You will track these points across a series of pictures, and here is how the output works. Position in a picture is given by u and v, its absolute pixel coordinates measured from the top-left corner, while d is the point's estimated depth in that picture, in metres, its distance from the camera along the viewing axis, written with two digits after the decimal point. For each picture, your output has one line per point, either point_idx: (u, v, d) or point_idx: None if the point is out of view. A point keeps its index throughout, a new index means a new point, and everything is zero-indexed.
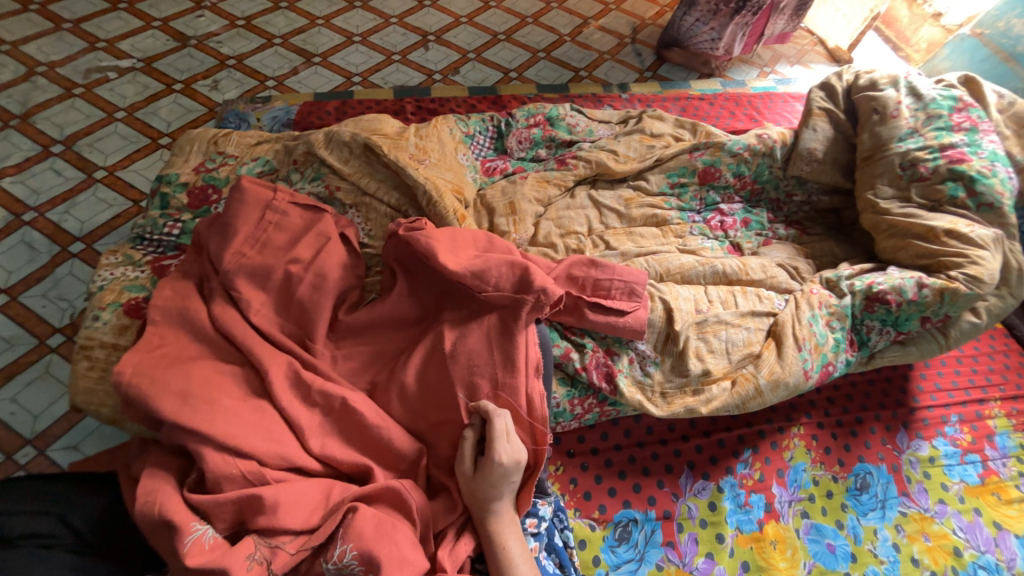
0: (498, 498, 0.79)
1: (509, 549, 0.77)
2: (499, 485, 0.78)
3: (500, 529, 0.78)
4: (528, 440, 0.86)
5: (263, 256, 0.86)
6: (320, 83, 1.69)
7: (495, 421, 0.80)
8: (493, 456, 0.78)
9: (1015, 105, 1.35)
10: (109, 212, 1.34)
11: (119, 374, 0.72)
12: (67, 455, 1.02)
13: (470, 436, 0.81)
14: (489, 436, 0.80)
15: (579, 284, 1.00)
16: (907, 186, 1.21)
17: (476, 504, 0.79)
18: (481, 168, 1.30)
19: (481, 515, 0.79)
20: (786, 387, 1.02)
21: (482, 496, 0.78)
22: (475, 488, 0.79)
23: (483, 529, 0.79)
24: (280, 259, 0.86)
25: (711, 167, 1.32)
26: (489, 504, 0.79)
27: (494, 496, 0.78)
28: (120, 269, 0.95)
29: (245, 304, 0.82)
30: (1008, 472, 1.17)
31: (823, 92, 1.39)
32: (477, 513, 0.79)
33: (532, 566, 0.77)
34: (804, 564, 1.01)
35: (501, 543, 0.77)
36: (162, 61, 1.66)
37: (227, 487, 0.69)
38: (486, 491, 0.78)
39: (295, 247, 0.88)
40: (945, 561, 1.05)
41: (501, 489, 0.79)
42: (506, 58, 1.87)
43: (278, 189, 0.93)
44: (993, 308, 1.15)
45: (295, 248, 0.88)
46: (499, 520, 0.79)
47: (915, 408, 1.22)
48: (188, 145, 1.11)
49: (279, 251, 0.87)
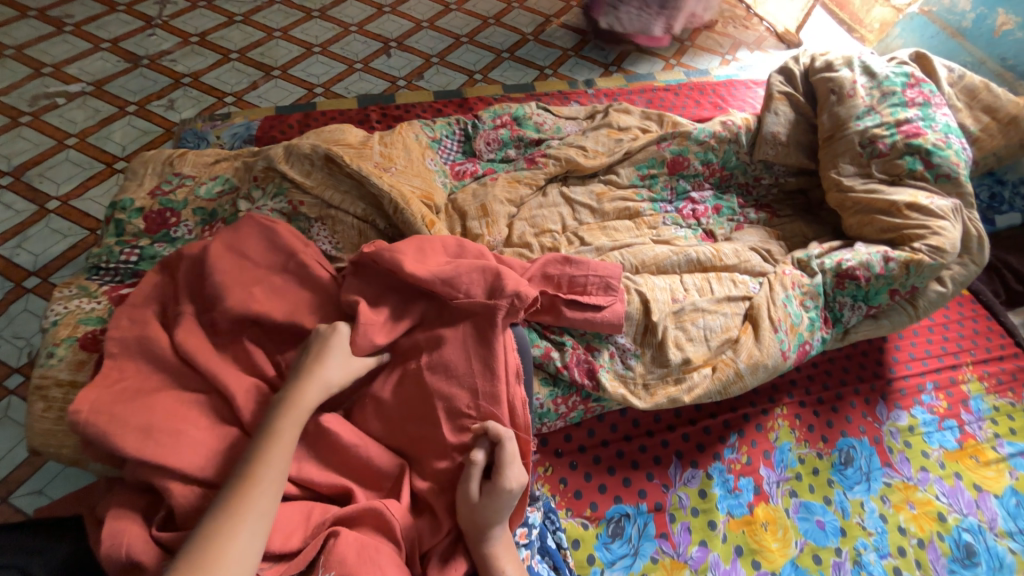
0: (499, 520, 0.75)
1: (505, 571, 0.74)
2: (501, 509, 0.75)
3: (496, 550, 0.75)
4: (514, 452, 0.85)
5: (225, 297, 0.80)
6: (281, 96, 1.65)
7: (507, 443, 0.77)
8: (503, 479, 0.74)
9: (964, 78, 1.40)
10: (64, 242, 1.29)
11: (75, 413, 0.69)
12: (33, 501, 0.98)
13: (480, 456, 0.76)
14: (501, 459, 0.76)
15: (555, 283, 0.99)
16: (868, 163, 1.23)
17: (473, 525, 0.75)
18: (451, 172, 1.29)
19: (477, 537, 0.75)
20: (765, 369, 1.02)
21: (480, 520, 0.75)
22: (476, 511, 0.75)
23: (477, 551, 0.75)
24: (246, 299, 0.81)
25: (679, 157, 1.33)
26: (488, 527, 0.75)
27: (493, 519, 0.75)
28: (75, 301, 0.91)
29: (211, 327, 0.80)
30: (985, 434, 1.21)
31: (781, 76, 1.42)
32: (472, 535, 0.76)
33: None
34: (795, 543, 1.02)
35: (497, 565, 0.74)
36: (114, 84, 1.60)
37: (196, 520, 0.67)
38: (486, 514, 0.74)
39: (259, 288, 0.83)
40: (930, 527, 1.07)
41: (504, 511, 0.75)
42: (470, 60, 1.86)
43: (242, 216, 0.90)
44: (958, 276, 1.17)
45: (259, 288, 0.83)
46: (495, 541, 0.76)
47: (892, 378, 1.24)
48: (142, 167, 1.06)
49: (242, 287, 0.82)
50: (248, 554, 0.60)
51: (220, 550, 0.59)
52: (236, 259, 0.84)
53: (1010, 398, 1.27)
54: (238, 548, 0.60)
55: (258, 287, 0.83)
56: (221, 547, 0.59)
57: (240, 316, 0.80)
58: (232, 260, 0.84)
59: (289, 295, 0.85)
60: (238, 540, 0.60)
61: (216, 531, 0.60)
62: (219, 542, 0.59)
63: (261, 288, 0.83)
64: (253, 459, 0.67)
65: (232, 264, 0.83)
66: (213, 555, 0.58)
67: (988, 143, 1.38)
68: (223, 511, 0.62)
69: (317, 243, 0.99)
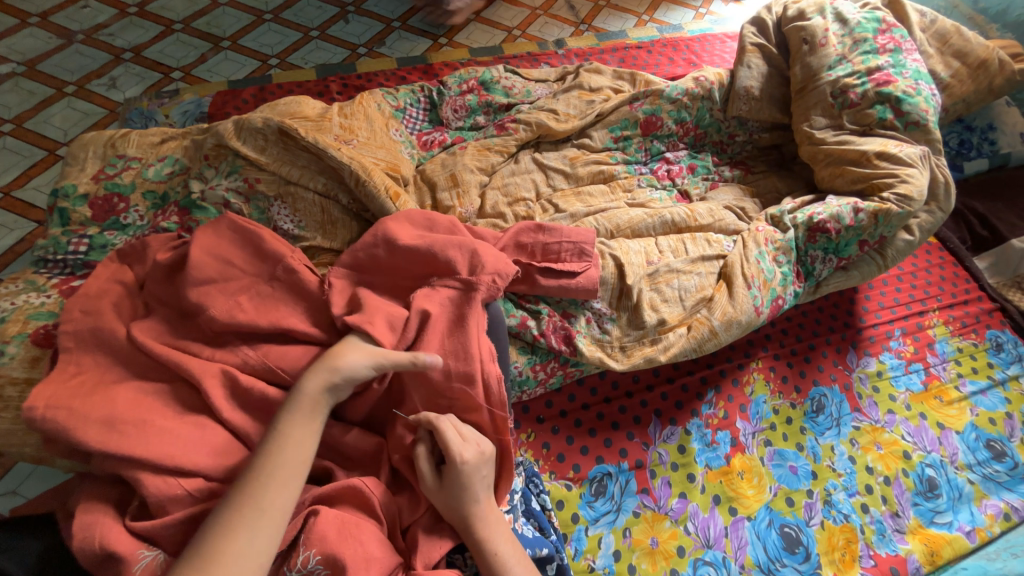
0: (471, 502, 0.74)
1: (497, 552, 0.73)
2: (463, 490, 0.74)
3: (486, 533, 0.74)
4: (490, 429, 0.82)
5: (210, 306, 0.77)
6: (233, 70, 1.55)
7: (441, 428, 0.75)
8: (451, 462, 0.74)
9: (936, 23, 1.38)
10: (11, 237, 1.22)
11: (31, 410, 0.66)
12: (7, 502, 0.96)
13: (420, 449, 0.76)
14: (442, 443, 0.75)
15: (529, 251, 0.98)
16: (839, 114, 1.22)
17: (452, 515, 0.74)
18: (418, 142, 1.25)
19: (460, 525, 0.74)
20: (739, 325, 1.03)
21: (452, 507, 0.74)
22: (441, 501, 0.74)
23: (468, 538, 0.74)
24: (233, 309, 0.77)
25: (652, 116, 1.30)
26: (463, 511, 0.74)
27: (463, 503, 0.74)
28: (23, 296, 0.86)
29: (189, 325, 0.78)
30: (949, 375, 1.26)
31: (754, 28, 1.38)
32: (456, 523, 0.75)
33: (526, 565, 0.73)
34: (770, 488, 1.06)
35: (489, 548, 0.73)
36: (47, 63, 1.48)
37: (173, 508, 0.66)
38: (453, 499, 0.74)
39: (247, 297, 0.79)
40: (896, 465, 1.12)
41: (470, 491, 0.74)
42: (433, 23, 1.76)
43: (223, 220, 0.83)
44: (925, 224, 1.18)
45: (248, 297, 0.79)
46: (480, 524, 0.74)
47: (862, 327, 1.28)
48: (82, 151, 1.00)
49: (228, 296, 0.79)
50: (248, 555, 0.60)
51: (231, 550, 0.59)
52: (221, 265, 0.80)
53: (973, 340, 1.32)
54: (238, 547, 0.60)
55: (245, 295, 0.79)
56: (221, 543, 0.59)
57: (227, 327, 0.76)
58: (218, 267, 0.80)
59: (278, 304, 0.80)
60: (238, 539, 0.60)
61: (221, 528, 0.61)
62: (221, 537, 0.60)
63: (249, 297, 0.79)
64: (263, 461, 0.66)
65: (215, 268, 0.79)
66: (212, 551, 0.59)
67: (959, 89, 1.37)
68: (231, 507, 0.62)
69: (278, 222, 0.95)
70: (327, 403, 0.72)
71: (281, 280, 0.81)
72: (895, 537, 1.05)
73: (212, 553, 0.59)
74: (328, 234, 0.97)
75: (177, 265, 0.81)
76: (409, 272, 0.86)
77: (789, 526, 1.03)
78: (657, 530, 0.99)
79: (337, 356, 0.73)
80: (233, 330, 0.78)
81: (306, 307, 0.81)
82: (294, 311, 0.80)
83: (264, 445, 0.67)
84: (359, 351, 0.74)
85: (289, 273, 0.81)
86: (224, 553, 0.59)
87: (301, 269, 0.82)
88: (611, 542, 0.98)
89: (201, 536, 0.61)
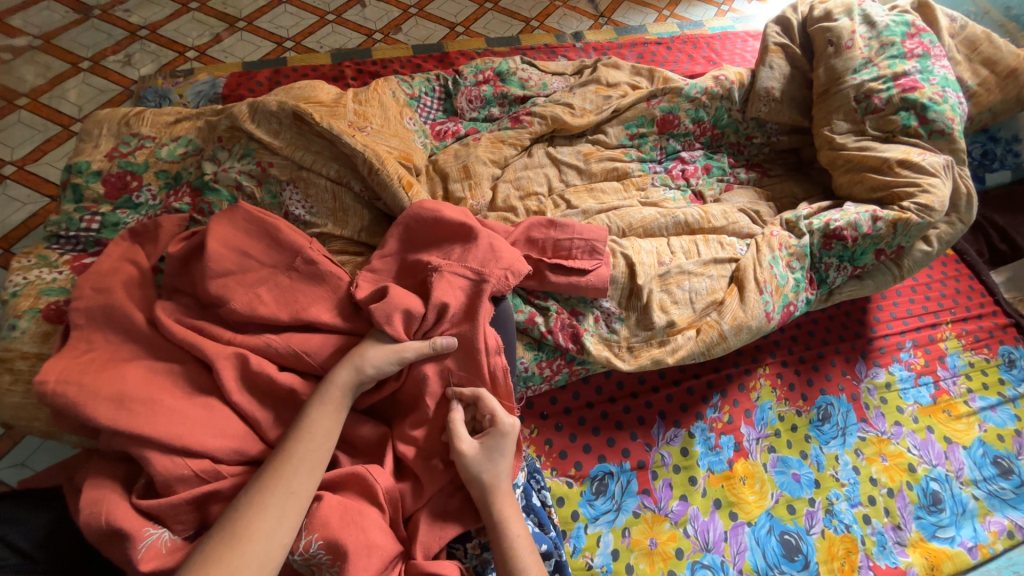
0: (502, 472, 0.76)
1: (515, 532, 0.73)
2: (499, 456, 0.76)
3: (507, 511, 0.74)
4: None
5: (230, 298, 0.77)
6: (247, 51, 1.54)
7: (486, 396, 0.78)
8: (494, 427, 0.77)
9: (966, 28, 1.34)
10: (24, 211, 1.23)
11: (42, 384, 0.67)
12: (16, 473, 0.97)
13: (459, 414, 0.77)
14: (486, 410, 0.78)
15: (540, 247, 0.97)
16: (862, 119, 1.20)
17: (478, 487, 0.75)
18: (432, 132, 1.24)
19: (483, 498, 0.75)
20: (749, 330, 1.02)
21: (482, 474, 0.75)
22: (471, 468, 0.75)
23: (488, 513, 0.74)
24: (252, 301, 0.77)
25: (670, 115, 1.27)
26: (492, 482, 0.75)
27: (495, 471, 0.76)
28: (35, 271, 0.87)
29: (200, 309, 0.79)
30: (959, 389, 1.24)
31: (778, 27, 1.35)
32: (479, 495, 0.75)
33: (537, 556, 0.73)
34: (772, 495, 1.06)
35: (508, 527, 0.73)
36: (64, 37, 1.48)
37: (180, 488, 0.66)
38: (486, 465, 0.75)
39: (266, 288, 0.79)
40: (900, 478, 1.11)
41: (504, 460, 0.77)
42: (450, 12, 1.73)
43: (235, 208, 0.81)
44: (944, 235, 1.16)
45: (267, 289, 0.79)
46: (504, 501, 0.75)
47: (873, 338, 1.26)
48: (96, 128, 1.00)
49: (246, 288, 0.78)
50: (275, 534, 0.61)
51: (258, 529, 0.61)
52: (238, 257, 0.79)
53: (985, 354, 1.30)
54: (266, 526, 0.61)
55: (264, 286, 0.79)
56: (252, 521, 0.61)
57: (246, 319, 0.76)
58: (235, 258, 0.79)
59: (298, 295, 0.80)
60: (268, 518, 0.62)
61: (250, 507, 0.62)
62: (251, 515, 0.61)
63: (267, 288, 0.79)
64: (291, 448, 0.68)
65: (227, 256, 0.78)
66: (242, 529, 0.60)
67: (985, 98, 1.34)
68: (262, 487, 0.64)
69: (290, 208, 0.94)
70: (353, 396, 0.74)
71: (299, 271, 0.81)
72: (896, 549, 1.05)
73: (241, 530, 0.60)
74: (339, 221, 0.96)
75: (191, 249, 0.81)
76: (421, 261, 0.84)
77: (789, 534, 1.03)
78: (656, 532, 0.99)
79: (363, 352, 0.75)
80: (236, 316, 0.77)
81: (325, 295, 0.81)
82: (314, 300, 0.80)
83: (291, 433, 0.69)
84: (383, 348, 0.76)
85: (308, 264, 0.81)
86: (255, 531, 0.61)
87: (320, 259, 0.81)
88: (610, 541, 0.98)
89: (231, 511, 0.62)
